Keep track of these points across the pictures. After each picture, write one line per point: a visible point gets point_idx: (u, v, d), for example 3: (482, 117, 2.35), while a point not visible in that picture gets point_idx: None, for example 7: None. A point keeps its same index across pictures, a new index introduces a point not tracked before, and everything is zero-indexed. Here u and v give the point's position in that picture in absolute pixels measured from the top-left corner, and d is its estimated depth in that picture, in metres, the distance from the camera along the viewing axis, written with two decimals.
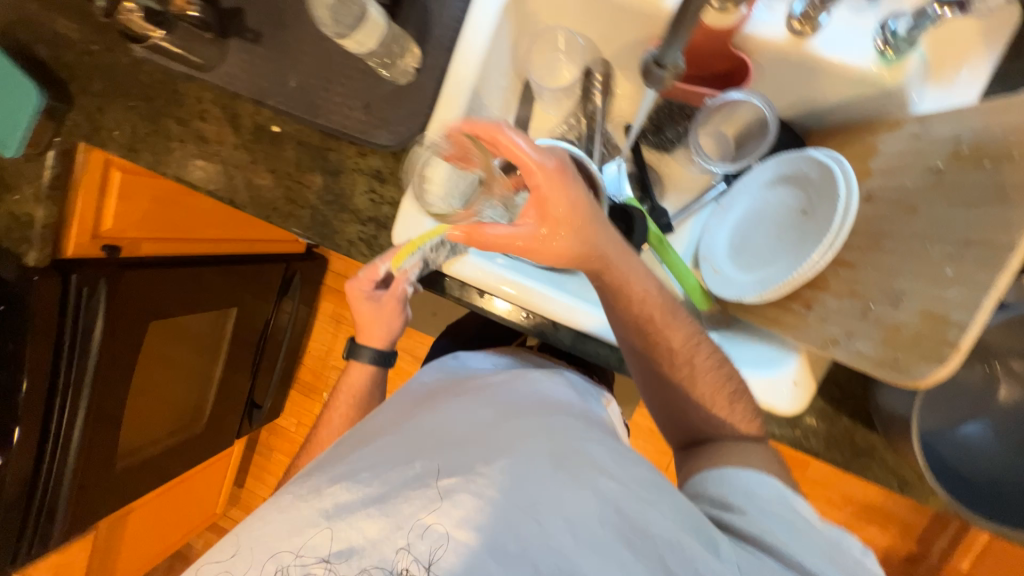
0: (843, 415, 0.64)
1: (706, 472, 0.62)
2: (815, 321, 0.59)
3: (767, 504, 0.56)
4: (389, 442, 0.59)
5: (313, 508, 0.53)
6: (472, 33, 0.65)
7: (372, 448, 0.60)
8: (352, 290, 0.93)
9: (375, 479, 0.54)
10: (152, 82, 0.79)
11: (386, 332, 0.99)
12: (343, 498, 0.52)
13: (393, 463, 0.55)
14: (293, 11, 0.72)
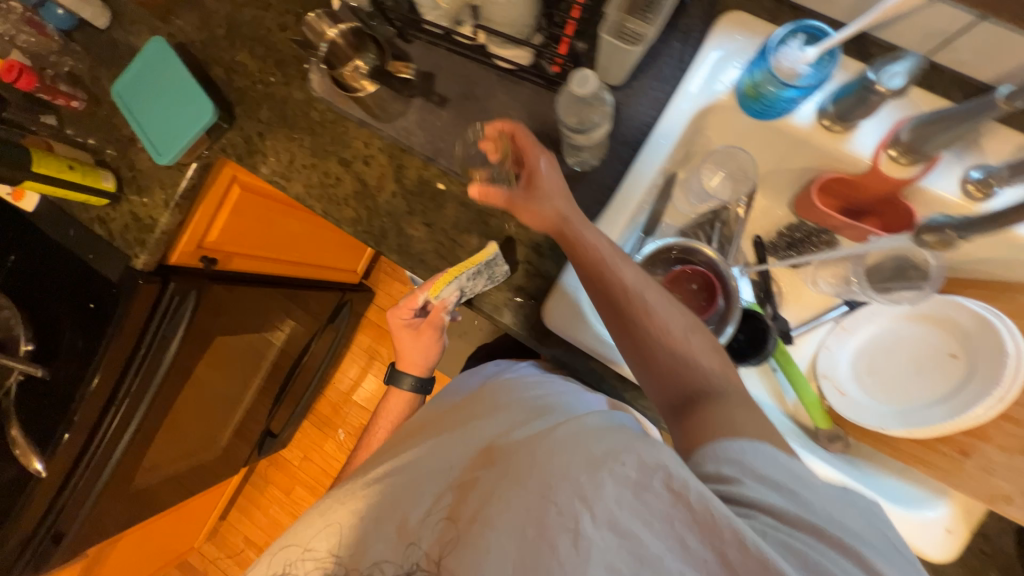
0: (980, 564, 0.64)
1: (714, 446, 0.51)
2: (976, 470, 0.62)
3: (782, 476, 0.47)
4: (430, 456, 0.64)
5: (361, 511, 0.61)
6: (658, 140, 0.69)
7: (401, 458, 0.68)
8: (389, 320, 0.92)
9: (410, 493, 0.60)
10: (324, 121, 0.81)
11: (424, 360, 0.99)
12: (381, 507, 0.60)
13: (412, 476, 0.62)
14: (486, 84, 0.76)
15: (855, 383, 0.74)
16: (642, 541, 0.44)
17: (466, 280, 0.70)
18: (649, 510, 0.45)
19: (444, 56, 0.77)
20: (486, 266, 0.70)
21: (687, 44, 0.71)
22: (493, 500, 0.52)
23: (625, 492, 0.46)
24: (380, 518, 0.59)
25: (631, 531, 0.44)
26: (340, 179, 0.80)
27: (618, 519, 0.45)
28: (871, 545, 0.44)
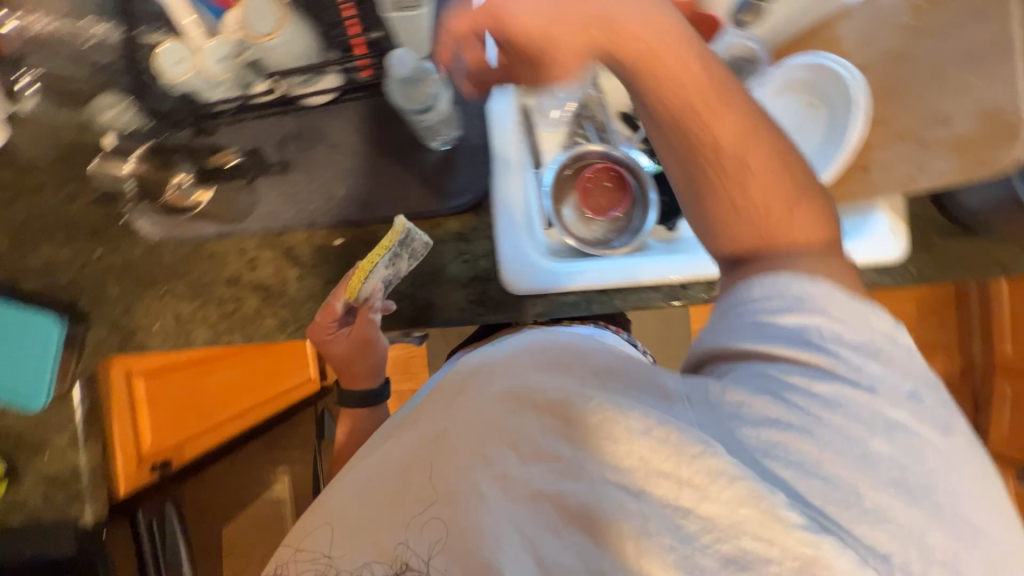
0: (930, 237, 0.72)
1: (783, 323, 0.41)
2: (882, 173, 0.69)
3: (873, 421, 0.38)
4: (361, 462, 0.51)
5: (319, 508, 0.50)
6: (497, 86, 0.71)
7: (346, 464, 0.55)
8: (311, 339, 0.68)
9: (355, 470, 0.51)
10: (190, 262, 0.73)
11: (368, 369, 0.72)
12: (331, 496, 0.51)
13: (362, 475, 0.50)
14: (316, 130, 0.71)
15: None
16: (586, 467, 0.41)
17: (385, 267, 0.65)
18: (609, 443, 0.40)
19: (257, 124, 0.71)
20: (403, 241, 0.66)
21: None
22: (438, 476, 0.45)
23: (570, 429, 0.42)
24: (330, 510, 0.49)
25: (582, 469, 0.41)
26: (240, 301, 0.73)
27: (559, 456, 0.42)
28: (929, 429, 0.38)
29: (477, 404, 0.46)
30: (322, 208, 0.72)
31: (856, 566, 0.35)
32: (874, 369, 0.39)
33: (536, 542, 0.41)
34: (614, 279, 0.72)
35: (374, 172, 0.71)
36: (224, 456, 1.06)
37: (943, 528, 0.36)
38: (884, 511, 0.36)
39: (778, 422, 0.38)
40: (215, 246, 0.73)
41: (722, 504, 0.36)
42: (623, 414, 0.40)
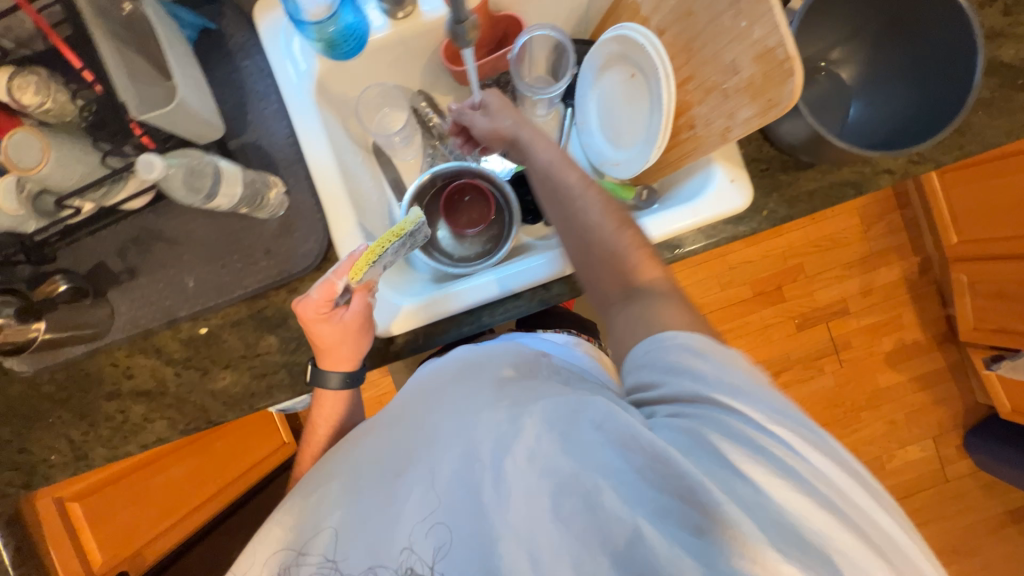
0: (777, 173, 0.72)
1: (702, 399, 0.49)
2: (705, 129, 0.69)
3: (772, 451, 0.44)
4: (344, 475, 0.63)
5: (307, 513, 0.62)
6: (309, 143, 0.71)
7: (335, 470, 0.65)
8: (303, 318, 0.66)
9: (346, 486, 0.61)
10: (69, 387, 0.74)
11: (352, 351, 0.70)
12: (319, 500, 0.62)
13: (351, 485, 0.61)
14: (151, 231, 0.72)
15: (614, 149, 0.84)
16: (557, 461, 0.49)
17: (393, 252, 0.63)
18: (576, 446, 0.49)
19: (94, 239, 0.71)
20: (412, 234, 0.64)
21: (253, 53, 0.72)
22: (430, 480, 0.55)
23: (542, 430, 0.51)
24: (311, 515, 0.61)
25: (553, 464, 0.49)
26: (126, 411, 0.74)
27: (539, 456, 0.50)
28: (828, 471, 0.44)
29: (452, 408, 0.60)
30: (174, 302, 0.72)
31: (761, 520, 0.42)
32: (807, 460, 0.45)
33: (524, 536, 0.49)
34: (512, 279, 0.73)
35: (222, 255, 0.72)
36: (191, 548, 1.10)
37: (840, 488, 0.44)
38: (770, 454, 0.44)
39: (675, 417, 0.49)
40: (88, 365, 0.74)
41: (656, 496, 0.44)
42: (580, 416, 0.51)
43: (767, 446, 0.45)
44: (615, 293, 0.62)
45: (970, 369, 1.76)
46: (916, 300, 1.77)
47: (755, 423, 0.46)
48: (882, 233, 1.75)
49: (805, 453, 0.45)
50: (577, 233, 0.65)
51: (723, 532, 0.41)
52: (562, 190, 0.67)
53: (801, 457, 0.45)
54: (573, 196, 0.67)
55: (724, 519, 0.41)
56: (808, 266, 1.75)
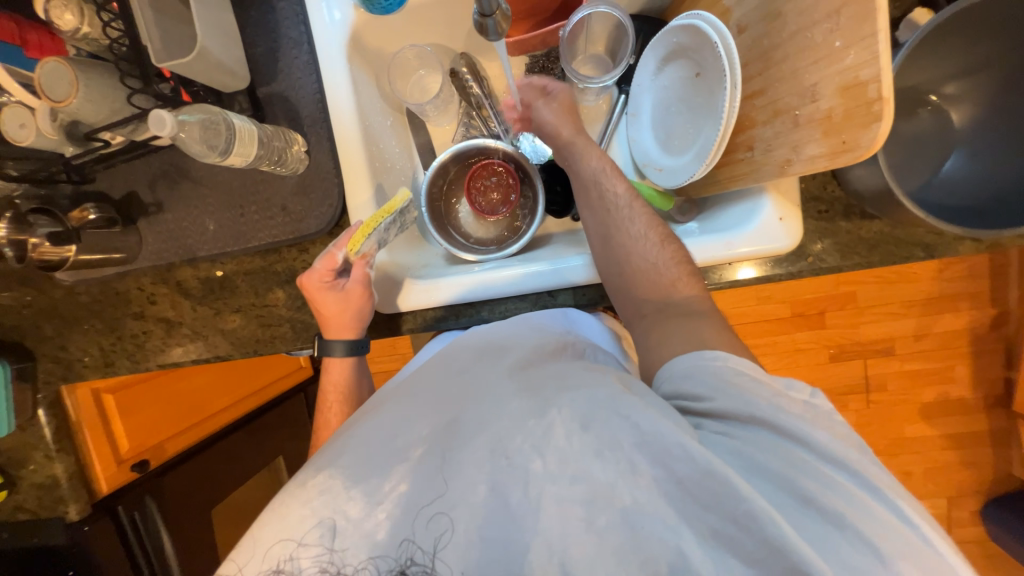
0: (837, 218, 0.64)
1: (779, 420, 0.45)
2: (763, 156, 0.60)
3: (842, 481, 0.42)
4: (355, 438, 0.52)
5: (297, 508, 0.47)
6: (336, 102, 0.68)
7: (335, 446, 0.52)
8: (308, 292, 0.68)
9: (352, 471, 0.48)
10: (102, 301, 0.80)
11: (357, 320, 0.70)
12: (323, 483, 0.48)
13: (371, 462, 0.48)
14: (177, 169, 0.73)
15: (660, 153, 0.75)
16: (589, 468, 0.44)
17: (384, 229, 0.67)
18: (613, 450, 0.44)
19: (127, 168, 0.74)
20: (400, 213, 0.70)
21: None
22: (456, 468, 0.47)
23: (574, 427, 0.45)
24: (362, 468, 0.48)
25: (583, 469, 0.44)
26: (148, 333, 0.80)
27: (569, 457, 0.44)
28: (903, 518, 0.41)
29: (481, 388, 0.53)
30: (194, 241, 0.75)
31: (831, 563, 0.39)
32: (885, 497, 0.42)
33: (554, 539, 0.43)
34: (508, 277, 0.70)
35: (241, 204, 0.73)
36: (208, 448, 1.18)
37: (914, 547, 0.40)
38: (837, 487, 0.42)
39: (727, 437, 0.46)
40: (118, 284, 0.79)
41: (708, 520, 0.41)
42: (613, 417, 0.45)
43: (858, 468, 0.43)
44: (649, 305, 0.60)
45: (1014, 440, 1.60)
46: (978, 355, 1.59)
47: (818, 453, 0.43)
48: (962, 275, 1.53)
49: (882, 494, 0.42)
50: (618, 247, 0.63)
51: (785, 571, 0.39)
52: (603, 209, 0.66)
53: (883, 494, 0.42)
54: (618, 211, 0.65)
55: (780, 560, 0.39)
56: (861, 296, 1.56)
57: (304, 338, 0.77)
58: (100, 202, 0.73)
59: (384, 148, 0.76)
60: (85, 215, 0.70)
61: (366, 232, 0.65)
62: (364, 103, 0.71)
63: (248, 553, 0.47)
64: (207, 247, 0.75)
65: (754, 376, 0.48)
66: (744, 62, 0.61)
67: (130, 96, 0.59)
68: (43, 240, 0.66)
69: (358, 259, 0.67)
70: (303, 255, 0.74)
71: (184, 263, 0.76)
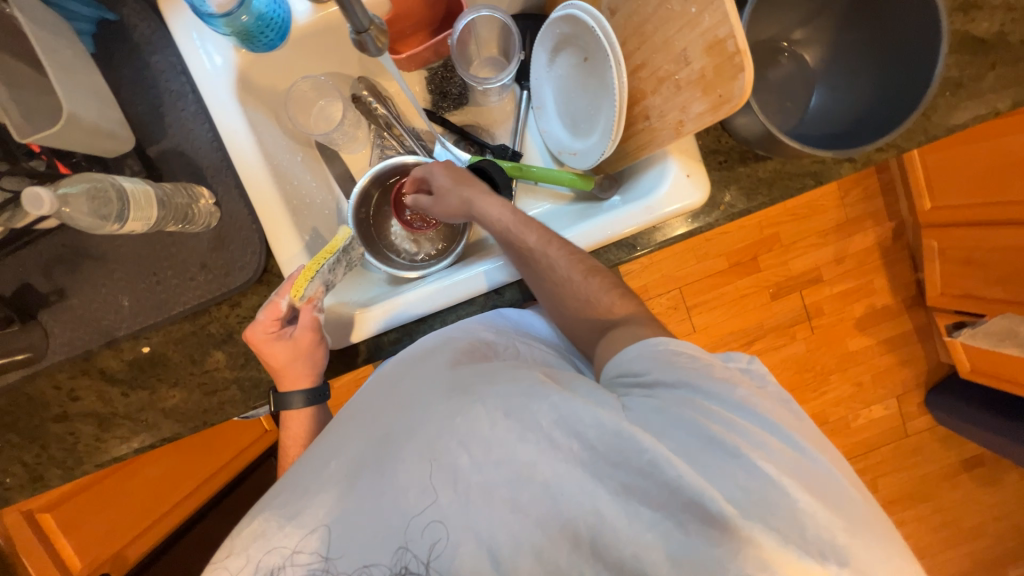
0: (736, 165, 0.69)
1: (694, 380, 0.49)
2: (659, 122, 0.65)
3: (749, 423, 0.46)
4: (299, 472, 0.52)
5: (247, 543, 0.48)
6: (237, 147, 0.66)
7: (280, 485, 0.52)
8: (254, 344, 0.65)
9: (294, 497, 0.49)
10: (13, 411, 0.72)
11: (312, 368, 0.68)
12: (262, 526, 0.48)
13: (314, 491, 0.49)
14: (72, 249, 0.67)
15: (571, 139, 0.79)
16: (512, 451, 0.45)
17: (328, 269, 0.66)
18: (535, 431, 0.46)
19: (14, 258, 0.67)
20: (343, 251, 0.69)
21: (164, 48, 0.65)
22: (388, 479, 0.47)
23: (498, 416, 0.47)
24: (303, 500, 0.49)
25: (507, 452, 0.45)
26: (77, 433, 0.73)
27: (493, 445, 0.46)
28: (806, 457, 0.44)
29: (414, 399, 0.53)
30: (109, 321, 0.69)
31: (729, 490, 0.42)
32: (789, 437, 0.45)
33: (480, 530, 0.44)
34: (455, 292, 0.69)
35: (155, 271, 0.68)
36: (190, 531, 1.10)
37: (808, 473, 0.43)
38: (744, 429, 0.45)
39: (649, 397, 0.49)
40: (30, 388, 0.72)
41: (618, 477, 0.44)
42: (535, 401, 0.47)
43: (767, 414, 0.47)
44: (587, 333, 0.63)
45: (935, 331, 1.80)
46: (889, 265, 1.77)
47: (726, 403, 0.47)
48: (860, 197, 1.71)
49: (787, 435, 0.45)
50: (552, 291, 0.63)
51: (685, 507, 0.42)
52: (524, 259, 0.64)
53: (788, 437, 0.45)
54: (540, 262, 0.62)
55: (683, 498, 0.42)
56: (783, 235, 1.71)
57: (255, 397, 0.72)
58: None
59: (299, 185, 0.74)
60: None
61: (308, 276, 0.64)
62: (268, 144, 0.70)
63: None
64: (126, 325, 0.69)
65: (678, 354, 0.52)
66: (622, 40, 0.66)
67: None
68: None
69: (302, 302, 0.65)
70: (236, 311, 0.71)
71: (103, 348, 0.70)
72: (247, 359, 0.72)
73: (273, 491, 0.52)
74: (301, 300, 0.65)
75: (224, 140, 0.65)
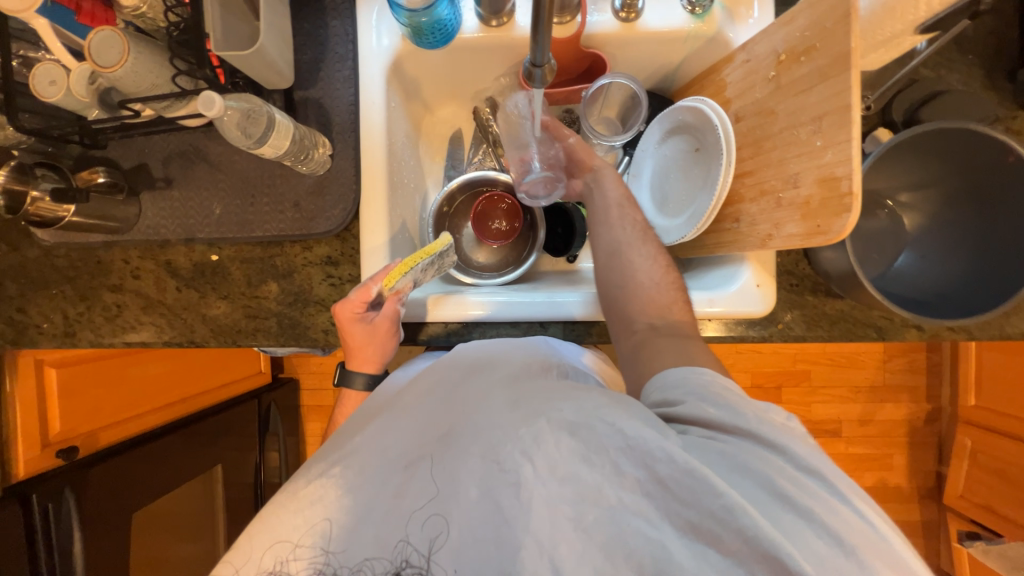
0: (806, 292, 0.71)
1: (735, 404, 0.48)
2: (748, 227, 0.68)
3: (799, 478, 0.43)
4: (361, 442, 0.51)
5: (282, 517, 0.46)
6: (369, 115, 0.72)
7: (336, 455, 0.51)
8: (340, 321, 0.68)
9: (346, 468, 0.48)
10: (80, 267, 0.78)
11: (378, 356, 0.71)
12: (315, 492, 0.47)
13: (371, 474, 0.48)
14: (194, 150, 0.74)
15: (656, 214, 0.83)
16: (576, 471, 0.44)
17: (422, 268, 0.67)
18: (596, 458, 0.44)
19: (144, 141, 0.74)
20: (439, 255, 0.71)
21: (343, 16, 0.73)
22: (451, 469, 0.47)
23: (562, 434, 0.45)
24: (360, 475, 0.48)
25: (570, 472, 0.44)
26: (123, 308, 0.77)
27: (555, 462, 0.44)
28: (876, 537, 0.41)
29: (483, 399, 0.51)
30: (196, 221, 0.74)
31: (802, 551, 0.40)
32: (853, 505, 0.42)
33: (543, 540, 0.43)
34: (515, 312, 0.72)
35: (256, 194, 0.74)
36: (167, 434, 1.13)
37: (858, 528, 0.41)
38: (799, 489, 0.42)
39: (709, 439, 0.46)
40: (103, 253, 0.77)
41: (686, 515, 0.42)
42: (600, 420, 0.45)
43: (817, 467, 0.44)
44: (642, 322, 0.63)
45: (942, 533, 1.69)
46: (914, 447, 1.70)
47: (777, 448, 0.45)
48: (903, 367, 1.67)
49: (851, 504, 0.42)
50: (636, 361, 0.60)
51: (760, 559, 0.40)
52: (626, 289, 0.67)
53: (849, 500, 0.42)
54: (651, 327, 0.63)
55: (756, 547, 0.39)
56: (814, 376, 1.67)
57: (291, 336, 0.75)
58: (109, 168, 0.73)
59: (403, 165, 0.80)
60: (94, 177, 0.70)
61: (402, 273, 0.65)
62: (394, 125, 0.77)
63: (243, 556, 0.45)
64: (209, 232, 0.74)
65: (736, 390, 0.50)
66: (737, 145, 0.70)
67: (175, 76, 0.61)
68: (44, 194, 0.65)
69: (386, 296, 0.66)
70: (307, 253, 0.75)
71: (176, 244, 0.76)
72: (297, 298, 0.75)
73: (330, 455, 0.51)
74: (386, 289, 0.65)
75: (362, 106, 0.72)
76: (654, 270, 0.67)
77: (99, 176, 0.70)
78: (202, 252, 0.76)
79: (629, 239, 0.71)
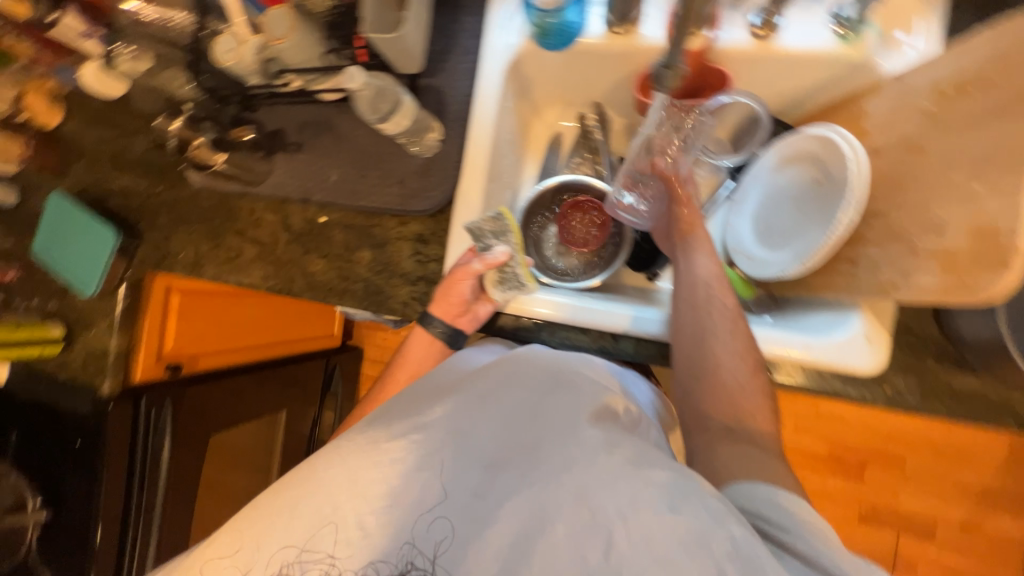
0: (927, 358, 0.62)
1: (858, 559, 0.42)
2: (867, 273, 0.61)
3: None
4: (454, 436, 0.54)
5: (368, 467, 0.52)
6: (483, 106, 0.75)
7: (430, 440, 0.54)
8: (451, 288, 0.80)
9: (440, 454, 0.53)
10: (215, 210, 0.89)
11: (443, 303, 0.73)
12: (410, 464, 0.52)
13: (460, 472, 0.52)
14: (325, 122, 0.82)
15: (756, 244, 0.78)
16: (670, 552, 0.42)
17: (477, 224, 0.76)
18: (695, 547, 0.41)
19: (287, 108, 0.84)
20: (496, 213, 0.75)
21: (477, 13, 0.78)
22: (540, 502, 0.48)
23: (662, 507, 0.43)
24: (453, 471, 0.52)
25: (664, 550, 0.42)
26: (241, 251, 0.87)
27: (649, 533, 0.43)
28: None
29: (579, 436, 0.51)
30: (315, 184, 0.82)
31: None
32: None
33: None
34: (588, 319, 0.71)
35: (369, 168, 0.80)
36: (252, 371, 1.25)
37: None
38: None
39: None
40: (234, 201, 0.88)
41: None
42: (707, 511, 0.42)
43: None
44: (715, 415, 0.57)
45: None
46: None
47: None
48: None
49: None
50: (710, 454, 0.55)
51: None
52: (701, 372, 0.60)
53: None
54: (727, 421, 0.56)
55: None
56: (910, 465, 1.44)
57: (372, 302, 0.80)
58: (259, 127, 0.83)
59: (503, 159, 0.83)
60: (243, 134, 0.81)
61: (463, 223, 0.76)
62: (503, 120, 0.79)
63: (332, 497, 0.52)
64: (324, 197, 0.82)
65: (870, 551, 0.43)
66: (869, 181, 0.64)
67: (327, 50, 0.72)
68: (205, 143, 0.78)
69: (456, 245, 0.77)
70: (403, 228, 0.80)
71: (293, 201, 0.84)
72: (385, 268, 0.80)
73: (424, 435, 0.55)
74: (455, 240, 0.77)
75: (478, 98, 0.76)
76: (738, 362, 0.59)
77: (248, 134, 0.81)
78: (313, 214, 0.84)
79: (718, 312, 0.62)
